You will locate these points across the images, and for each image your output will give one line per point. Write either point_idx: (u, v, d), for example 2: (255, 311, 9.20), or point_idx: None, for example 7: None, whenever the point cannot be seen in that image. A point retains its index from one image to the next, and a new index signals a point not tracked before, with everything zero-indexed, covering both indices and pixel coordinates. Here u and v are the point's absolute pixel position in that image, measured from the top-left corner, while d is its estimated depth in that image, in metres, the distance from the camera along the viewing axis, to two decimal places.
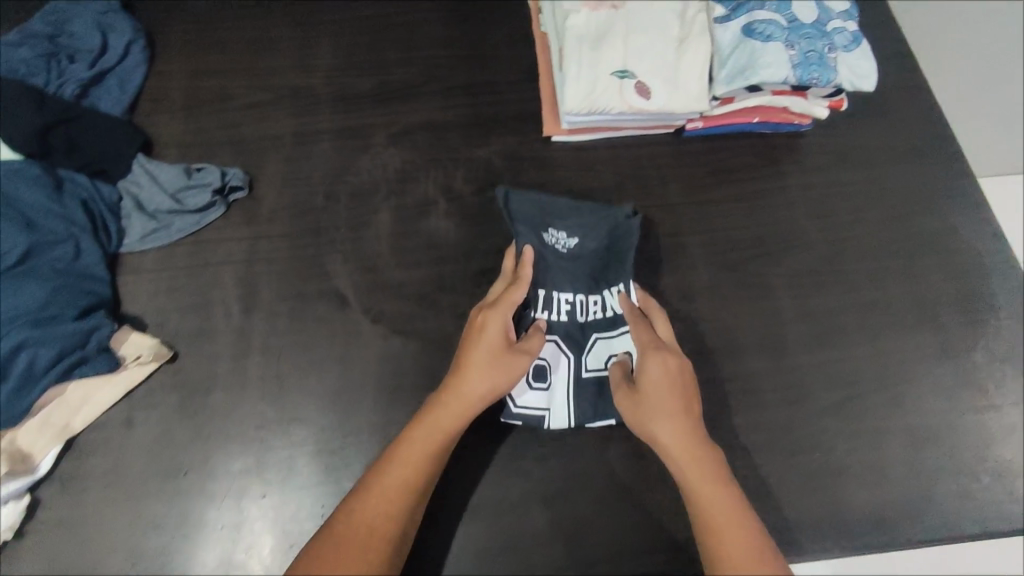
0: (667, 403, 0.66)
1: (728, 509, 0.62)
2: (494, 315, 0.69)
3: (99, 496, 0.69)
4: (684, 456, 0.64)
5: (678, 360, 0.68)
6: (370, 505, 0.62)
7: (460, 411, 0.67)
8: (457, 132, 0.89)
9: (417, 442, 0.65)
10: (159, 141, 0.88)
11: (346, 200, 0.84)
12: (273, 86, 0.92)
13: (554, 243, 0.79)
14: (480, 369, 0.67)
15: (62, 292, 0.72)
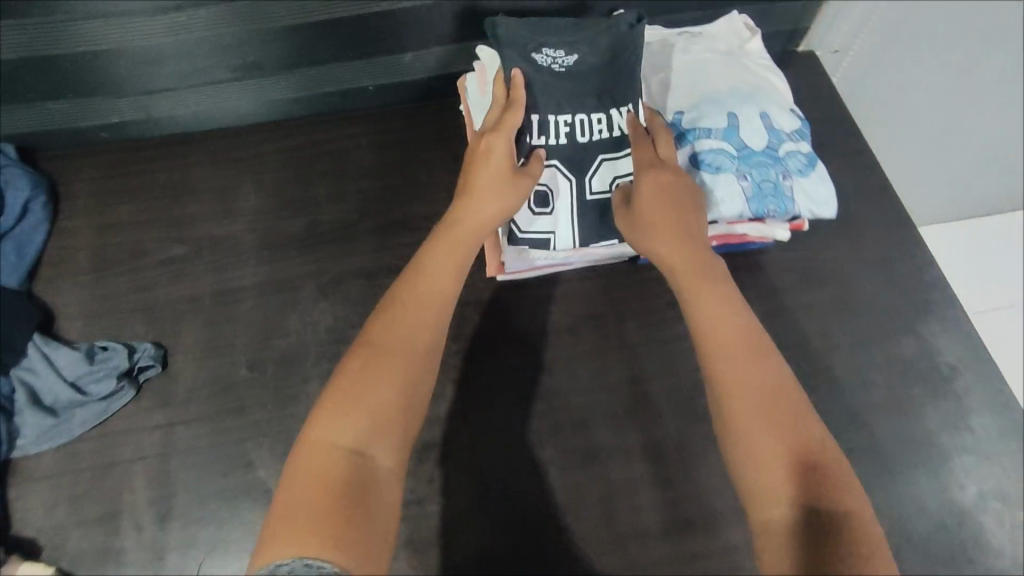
0: (658, 211, 0.66)
1: (732, 330, 0.60)
2: (498, 132, 0.70)
3: None
4: (686, 261, 0.64)
5: (676, 176, 0.68)
6: (393, 332, 0.59)
7: (473, 229, 0.67)
8: (394, 277, 0.82)
9: (431, 277, 0.63)
10: (63, 314, 0.80)
11: (272, 370, 0.76)
12: (189, 237, 0.84)
13: (548, 63, 0.73)
14: (489, 192, 0.68)
15: None
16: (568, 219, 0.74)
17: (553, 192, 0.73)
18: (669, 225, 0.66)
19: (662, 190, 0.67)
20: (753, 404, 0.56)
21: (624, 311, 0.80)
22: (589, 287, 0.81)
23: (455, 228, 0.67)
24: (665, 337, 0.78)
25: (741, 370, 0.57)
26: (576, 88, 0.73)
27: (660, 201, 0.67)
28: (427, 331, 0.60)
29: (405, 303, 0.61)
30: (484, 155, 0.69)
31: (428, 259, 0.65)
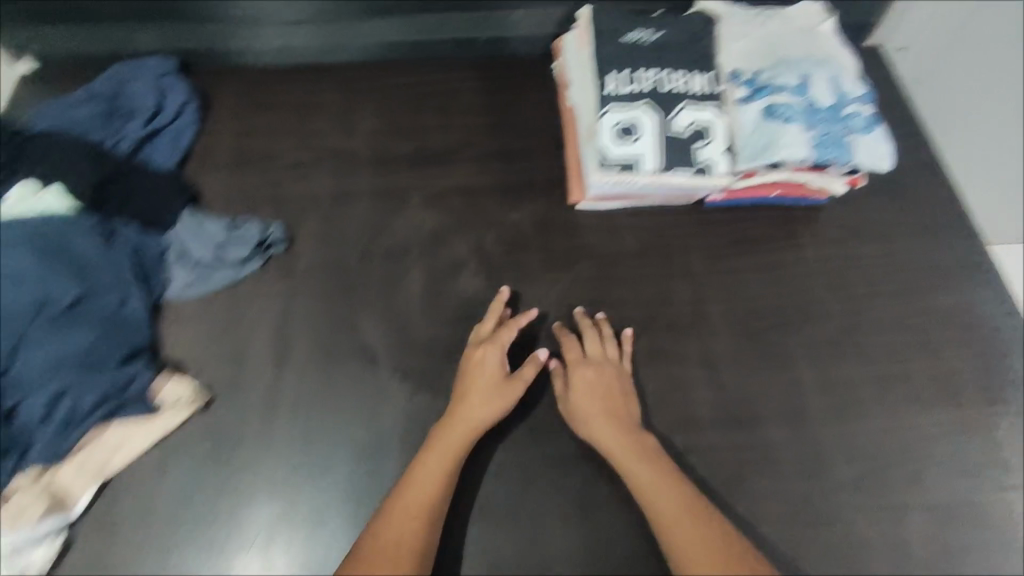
0: (590, 405, 0.75)
1: (672, 500, 0.68)
2: (491, 346, 0.77)
3: (131, 536, 0.72)
4: (623, 453, 0.72)
5: (606, 370, 0.78)
6: (391, 527, 0.66)
7: (454, 454, 0.71)
8: (488, 197, 0.94)
9: (422, 489, 0.68)
10: (206, 195, 0.93)
11: (380, 258, 0.87)
12: (315, 146, 0.98)
13: (640, 37, 0.90)
14: (481, 397, 0.74)
15: (108, 338, 0.76)
16: (652, 144, 0.85)
17: (641, 123, 0.85)
18: (600, 414, 0.74)
19: (596, 387, 0.76)
20: (685, 545, 0.66)
21: (689, 244, 0.90)
22: (659, 221, 0.92)
23: (448, 429, 0.72)
24: (724, 269, 0.89)
25: (667, 509, 0.68)
26: (662, 55, 0.90)
27: (590, 396, 0.76)
28: (420, 508, 0.67)
29: (396, 521, 0.66)
30: (478, 362, 0.76)
31: (420, 464, 0.70)
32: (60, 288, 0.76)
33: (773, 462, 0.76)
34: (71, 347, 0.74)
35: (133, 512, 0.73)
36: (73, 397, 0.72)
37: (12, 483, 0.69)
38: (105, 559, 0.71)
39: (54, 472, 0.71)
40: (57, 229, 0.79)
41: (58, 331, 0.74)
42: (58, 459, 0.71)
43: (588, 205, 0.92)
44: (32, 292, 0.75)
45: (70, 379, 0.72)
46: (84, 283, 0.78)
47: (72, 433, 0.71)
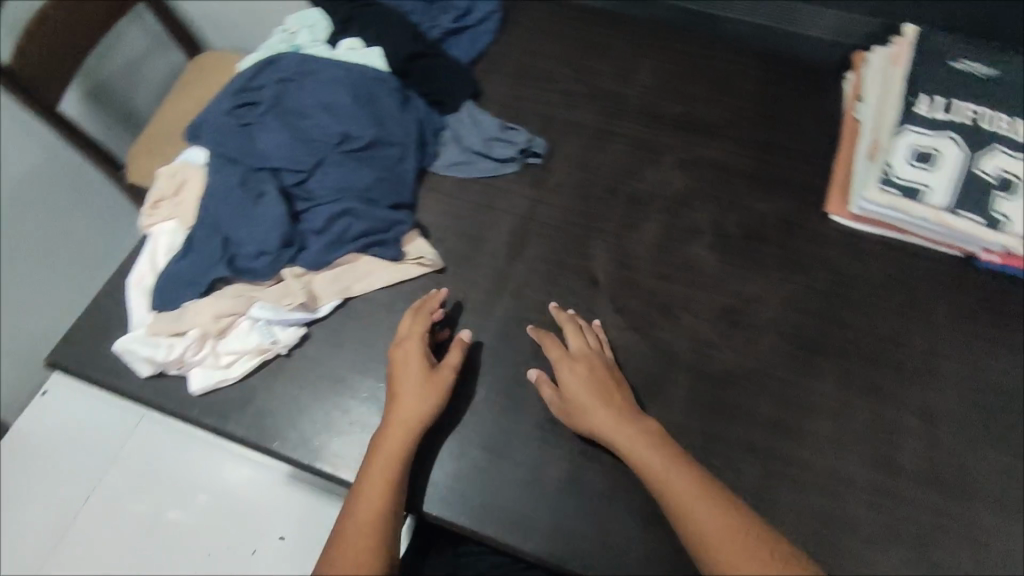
0: (586, 397, 0.70)
1: (680, 483, 0.63)
2: (405, 338, 0.74)
3: (347, 353, 0.79)
4: (617, 438, 0.67)
5: (591, 364, 0.73)
6: (346, 542, 0.62)
7: (396, 451, 0.67)
8: (741, 179, 0.93)
9: (369, 487, 0.65)
10: (485, 95, 1.01)
11: (624, 200, 0.91)
12: (590, 83, 1.02)
13: (967, 69, 0.85)
14: (410, 395, 0.70)
15: (384, 184, 0.85)
16: (946, 179, 0.79)
17: (941, 155, 0.80)
18: (599, 404, 0.69)
19: (596, 376, 0.72)
20: (698, 528, 0.60)
21: (942, 294, 0.83)
22: (915, 261, 0.86)
23: (387, 425, 0.69)
24: (975, 333, 0.81)
25: (675, 494, 0.62)
26: (989, 93, 0.83)
27: (582, 390, 0.71)
28: (371, 512, 0.64)
29: (349, 535, 0.62)
30: (410, 358, 0.73)
31: (367, 463, 0.67)
32: (363, 129, 0.86)
33: (974, 543, 0.69)
34: (357, 180, 0.83)
35: (356, 336, 0.80)
36: (347, 221, 0.81)
37: (281, 272, 0.79)
38: (321, 362, 0.78)
39: (314, 276, 0.80)
40: (370, 82, 0.90)
41: (351, 163, 0.84)
42: (315, 267, 0.79)
43: (842, 219, 0.89)
44: (342, 125, 0.85)
45: (350, 205, 0.81)
46: (379, 131, 0.87)
47: (335, 250, 0.80)
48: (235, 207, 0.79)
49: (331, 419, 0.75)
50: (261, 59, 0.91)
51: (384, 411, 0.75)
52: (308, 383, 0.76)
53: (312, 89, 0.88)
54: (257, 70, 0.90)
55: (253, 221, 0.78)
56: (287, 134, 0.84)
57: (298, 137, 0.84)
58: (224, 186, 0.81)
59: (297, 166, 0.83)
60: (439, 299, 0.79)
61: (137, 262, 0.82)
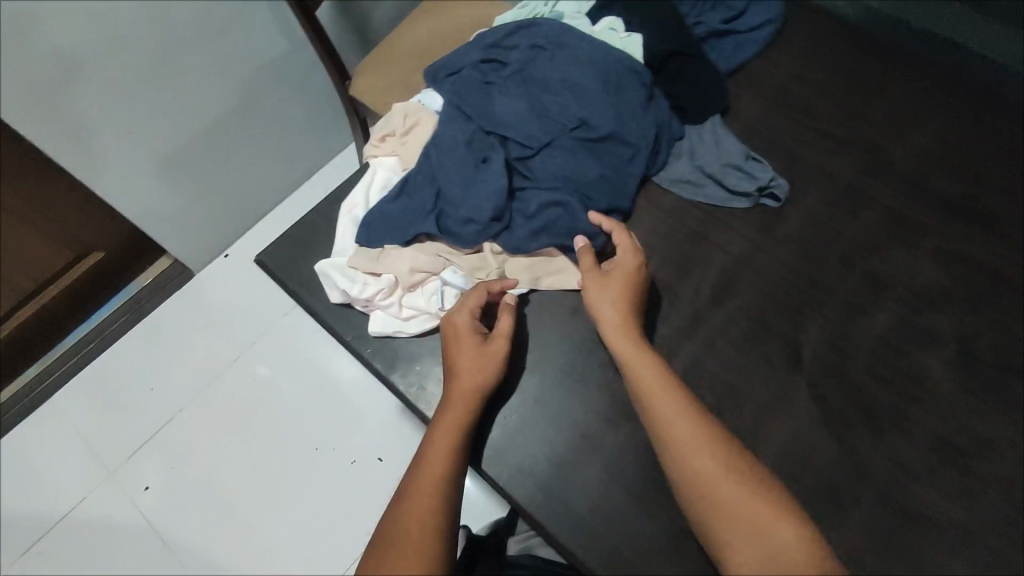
0: (609, 293, 0.71)
1: (677, 409, 0.63)
2: (464, 311, 0.72)
3: (518, 343, 0.77)
4: (621, 337, 0.69)
5: (627, 266, 0.73)
6: (408, 503, 0.62)
7: (458, 419, 0.68)
8: (1012, 295, 0.77)
9: (432, 451, 0.66)
10: (734, 113, 0.91)
11: (858, 276, 0.79)
12: (858, 130, 0.89)
13: None
14: (468, 364, 0.70)
15: (606, 186, 0.80)
16: None
17: None
18: (621, 307, 0.70)
19: (618, 284, 0.72)
20: (682, 447, 0.61)
21: None
22: None
23: (447, 399, 0.69)
24: None
25: (673, 418, 0.63)
26: None
27: (605, 299, 0.71)
28: (432, 478, 0.64)
29: (410, 495, 0.63)
30: (462, 328, 0.71)
31: (428, 435, 0.67)
32: (603, 121, 0.80)
33: None
34: (581, 174, 0.79)
35: (531, 328, 0.78)
36: (559, 213, 0.78)
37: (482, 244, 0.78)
38: None
39: (509, 256, 0.79)
40: (622, 71, 0.84)
41: (579, 154, 0.80)
42: (513, 250, 0.78)
43: None
44: (582, 112, 0.80)
45: (568, 200, 0.77)
46: (619, 126, 0.81)
47: (540, 239, 0.77)
48: (457, 165, 0.78)
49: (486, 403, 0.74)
50: (520, 20, 0.88)
51: (538, 416, 0.74)
52: None
53: (562, 64, 0.83)
54: (512, 31, 0.87)
55: (471, 187, 0.77)
56: (525, 106, 0.81)
57: (535, 113, 0.81)
58: (452, 140, 0.79)
59: (526, 142, 0.80)
60: (505, 284, 0.75)
61: (355, 188, 0.85)
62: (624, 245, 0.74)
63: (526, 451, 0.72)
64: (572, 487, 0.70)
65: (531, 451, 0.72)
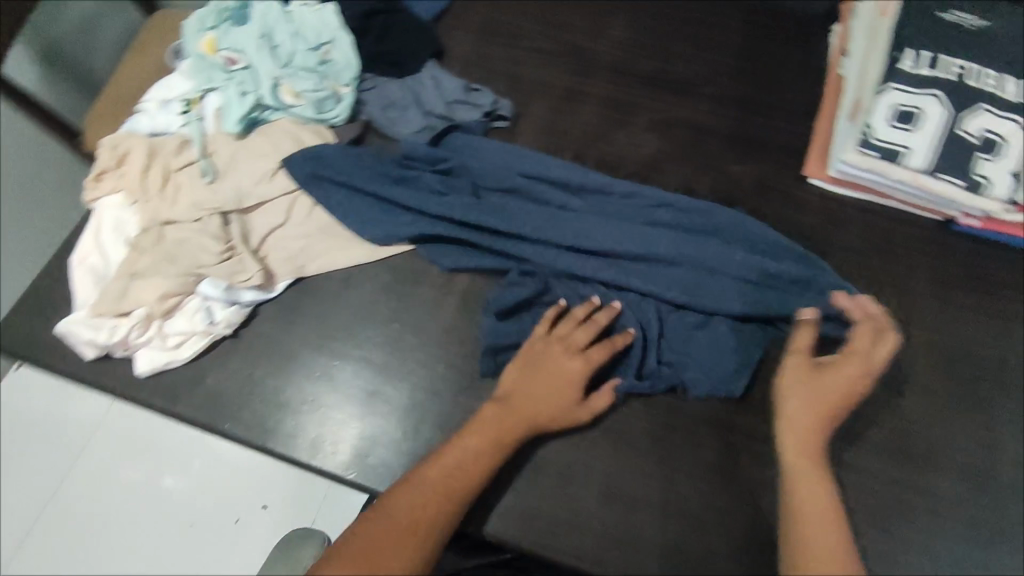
0: (814, 391, 0.65)
1: (812, 493, 0.61)
2: (581, 357, 0.69)
3: (304, 331, 0.77)
4: (811, 431, 0.64)
5: (854, 373, 0.66)
6: (410, 496, 0.61)
7: (500, 437, 0.65)
8: (717, 141, 0.89)
9: (467, 457, 0.64)
10: (449, 55, 0.95)
11: (592, 165, 0.87)
12: (561, 39, 0.96)
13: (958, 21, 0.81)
14: (550, 399, 0.68)
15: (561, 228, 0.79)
16: (927, 141, 0.75)
17: (924, 113, 0.76)
18: (816, 401, 0.65)
19: (836, 377, 0.66)
20: (803, 535, 0.59)
21: (918, 261, 0.82)
22: (893, 227, 0.83)
23: (505, 416, 0.66)
24: (950, 299, 0.79)
25: (803, 497, 0.61)
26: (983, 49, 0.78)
27: (807, 392, 0.65)
28: (464, 479, 0.63)
29: (426, 483, 0.62)
30: (537, 349, 0.70)
31: (471, 433, 0.65)
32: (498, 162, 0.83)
33: (937, 515, 0.68)
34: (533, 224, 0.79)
35: (310, 311, 0.78)
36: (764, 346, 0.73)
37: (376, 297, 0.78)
38: (279, 342, 0.76)
39: (269, 249, 0.78)
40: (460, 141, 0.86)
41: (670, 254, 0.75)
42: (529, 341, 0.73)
43: (823, 183, 0.85)
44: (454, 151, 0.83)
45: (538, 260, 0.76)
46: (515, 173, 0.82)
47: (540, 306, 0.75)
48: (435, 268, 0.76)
49: (286, 397, 0.73)
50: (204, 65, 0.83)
51: (346, 392, 0.74)
52: (263, 364, 0.75)
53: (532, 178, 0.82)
54: (305, 158, 0.79)
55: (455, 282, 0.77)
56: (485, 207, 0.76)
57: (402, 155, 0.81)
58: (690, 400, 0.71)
59: (550, 262, 0.75)
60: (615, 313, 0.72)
61: (82, 238, 0.79)
62: (872, 341, 0.68)
63: (341, 428, 0.72)
64: (393, 443, 0.71)
65: (346, 426, 0.72)
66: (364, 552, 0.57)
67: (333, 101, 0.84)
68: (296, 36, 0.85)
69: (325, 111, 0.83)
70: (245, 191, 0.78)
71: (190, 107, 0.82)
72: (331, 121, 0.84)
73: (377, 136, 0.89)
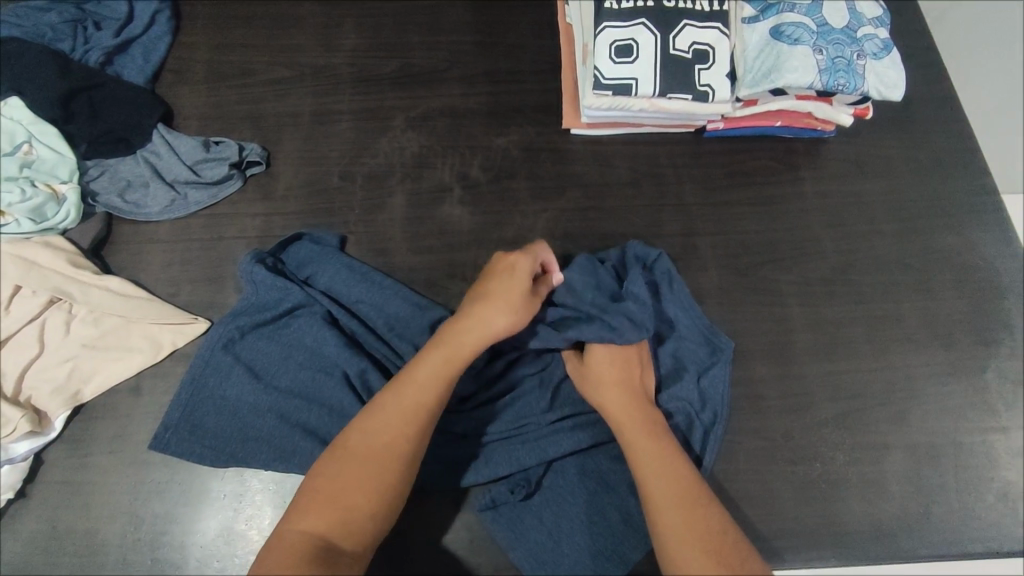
0: (605, 368, 0.68)
1: (657, 459, 0.61)
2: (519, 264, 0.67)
3: (103, 460, 0.69)
4: (619, 411, 0.66)
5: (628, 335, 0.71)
6: (377, 427, 0.58)
7: (459, 350, 0.62)
8: (478, 121, 0.89)
9: (421, 385, 0.60)
10: (180, 113, 0.88)
11: (362, 181, 0.85)
12: (295, 62, 0.91)
13: None
14: (498, 301, 0.64)
15: (411, 324, 0.74)
16: (649, 67, 0.79)
17: (638, 44, 0.79)
18: (613, 380, 0.67)
19: (606, 358, 0.69)
20: (653, 491, 0.59)
21: (684, 174, 0.87)
22: (654, 151, 0.88)
23: (462, 334, 0.63)
24: (719, 201, 0.85)
25: (646, 461, 0.61)
26: None
27: (593, 384, 0.68)
28: (421, 398, 0.59)
29: (394, 399, 0.59)
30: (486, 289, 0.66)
31: (425, 359, 0.62)
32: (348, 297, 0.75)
33: (759, 400, 0.74)
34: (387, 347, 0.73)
35: (103, 435, 0.70)
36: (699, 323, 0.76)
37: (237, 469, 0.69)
38: (77, 482, 0.68)
39: (31, 388, 0.69)
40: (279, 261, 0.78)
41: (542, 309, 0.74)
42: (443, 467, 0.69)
43: (582, 130, 0.88)
44: (275, 289, 0.74)
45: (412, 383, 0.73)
46: (340, 287, 0.76)
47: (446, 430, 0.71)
48: (312, 434, 0.68)
49: (101, 539, 0.66)
50: None
51: (171, 504, 0.68)
52: (67, 509, 0.67)
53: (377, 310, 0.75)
54: (181, 436, 0.69)
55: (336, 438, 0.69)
56: (345, 352, 0.71)
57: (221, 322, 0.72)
58: (709, 434, 0.71)
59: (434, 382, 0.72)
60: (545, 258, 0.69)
61: None
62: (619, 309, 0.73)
63: (175, 545, 0.67)
64: (240, 537, 0.67)
65: (183, 538, 0.67)
66: (329, 498, 0.55)
67: (53, 205, 0.75)
68: None
69: (46, 218, 0.75)
70: None
71: None
72: (60, 225, 0.76)
73: (125, 223, 0.81)
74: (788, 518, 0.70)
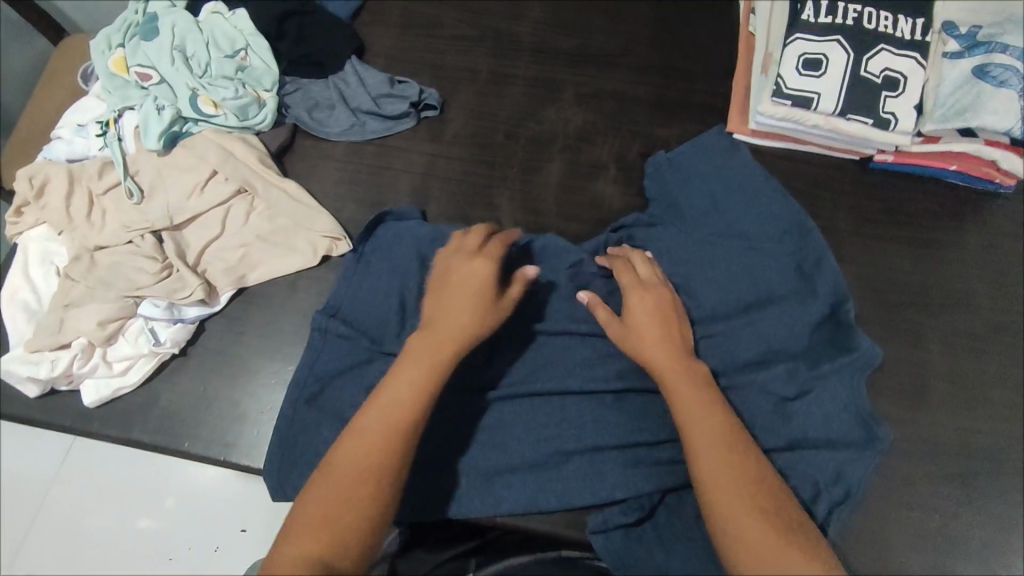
0: (647, 325, 0.66)
1: (713, 425, 0.59)
2: (479, 257, 0.65)
3: (254, 340, 0.76)
4: (668, 366, 0.63)
5: (657, 294, 0.68)
6: (342, 467, 0.54)
7: (428, 362, 0.59)
8: (644, 109, 0.91)
9: (386, 410, 0.56)
10: (370, 51, 0.95)
11: (525, 143, 0.88)
12: (481, 23, 0.96)
13: None
14: (458, 309, 0.62)
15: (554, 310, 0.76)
16: (836, 85, 0.79)
17: (829, 60, 0.79)
18: (656, 336, 0.65)
19: (649, 317, 0.66)
20: (714, 458, 0.56)
21: (841, 200, 0.85)
22: (815, 169, 0.87)
23: (428, 342, 0.60)
24: (873, 233, 0.83)
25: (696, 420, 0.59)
26: None
27: (639, 342, 0.65)
28: (389, 423, 0.56)
29: (363, 433, 0.55)
30: (440, 301, 0.63)
31: (389, 380, 0.58)
32: None
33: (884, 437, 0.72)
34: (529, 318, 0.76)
35: (257, 318, 0.77)
36: (857, 354, 0.72)
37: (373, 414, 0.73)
38: (229, 354, 0.75)
39: (208, 262, 0.77)
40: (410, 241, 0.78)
41: (712, 245, 0.79)
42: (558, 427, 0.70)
43: (746, 137, 0.88)
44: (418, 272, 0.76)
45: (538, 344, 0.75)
46: None
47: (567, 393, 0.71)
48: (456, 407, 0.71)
49: (244, 409, 0.73)
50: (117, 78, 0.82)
51: None
52: (216, 375, 0.74)
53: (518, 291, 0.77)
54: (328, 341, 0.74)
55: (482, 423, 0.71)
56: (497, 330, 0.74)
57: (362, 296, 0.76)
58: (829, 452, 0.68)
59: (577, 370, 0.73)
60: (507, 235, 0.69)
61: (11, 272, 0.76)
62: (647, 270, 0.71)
63: None
64: None
65: None
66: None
67: (256, 107, 0.82)
68: (208, 44, 0.83)
69: (249, 117, 0.82)
70: (175, 208, 0.77)
71: (107, 128, 0.79)
72: (258, 127, 0.83)
73: (306, 138, 0.89)
74: (896, 561, 0.68)
